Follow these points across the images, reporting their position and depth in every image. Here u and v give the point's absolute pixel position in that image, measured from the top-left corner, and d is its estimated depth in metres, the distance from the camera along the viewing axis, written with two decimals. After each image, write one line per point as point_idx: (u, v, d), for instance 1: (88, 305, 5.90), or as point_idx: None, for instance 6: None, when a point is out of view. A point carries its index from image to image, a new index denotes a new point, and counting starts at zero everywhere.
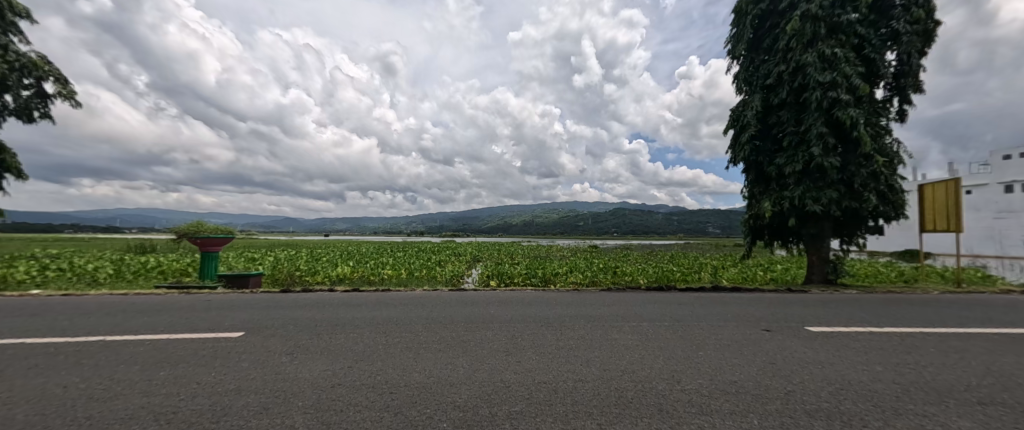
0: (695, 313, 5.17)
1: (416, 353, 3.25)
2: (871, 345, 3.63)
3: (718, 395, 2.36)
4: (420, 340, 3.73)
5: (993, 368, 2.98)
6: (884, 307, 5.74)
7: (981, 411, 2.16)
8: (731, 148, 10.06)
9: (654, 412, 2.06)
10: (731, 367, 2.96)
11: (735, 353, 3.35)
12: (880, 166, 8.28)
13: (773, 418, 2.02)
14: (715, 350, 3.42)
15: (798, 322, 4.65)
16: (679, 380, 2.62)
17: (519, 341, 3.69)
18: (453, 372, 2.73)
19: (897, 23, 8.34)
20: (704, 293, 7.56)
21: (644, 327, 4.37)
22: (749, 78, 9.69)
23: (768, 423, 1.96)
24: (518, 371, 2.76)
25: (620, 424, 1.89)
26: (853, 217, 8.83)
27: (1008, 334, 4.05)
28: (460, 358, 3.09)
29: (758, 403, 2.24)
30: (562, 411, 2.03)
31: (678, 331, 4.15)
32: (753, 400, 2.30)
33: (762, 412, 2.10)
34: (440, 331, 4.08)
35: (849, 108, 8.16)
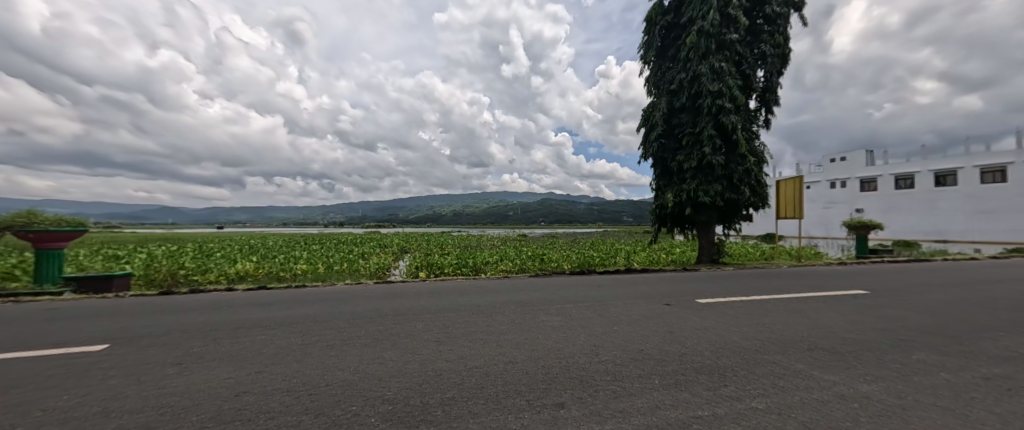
0: (611, 294, 5.73)
1: (338, 351, 3.02)
2: (741, 311, 4.47)
3: (629, 362, 2.68)
4: (344, 336, 3.48)
5: (817, 322, 3.91)
6: (750, 280, 7.06)
7: (810, 355, 2.83)
8: (643, 145, 11.26)
9: (576, 383, 2.25)
10: (640, 338, 3.35)
11: (643, 326, 3.81)
12: (751, 164, 9.97)
13: (671, 377, 2.37)
14: (627, 325, 3.84)
15: (691, 296, 5.46)
16: (598, 353, 2.89)
17: (450, 330, 3.66)
18: (381, 366, 2.62)
19: (764, 45, 10.08)
20: (619, 275, 8.38)
21: (568, 308, 4.69)
22: (658, 82, 10.91)
23: (665, 382, 2.29)
24: (449, 359, 2.76)
25: (549, 397, 2.02)
26: (732, 206, 10.51)
27: (827, 297, 5.33)
28: (389, 351, 2.98)
29: (661, 366, 2.59)
30: (494, 392, 2.10)
31: (597, 310, 4.55)
32: (655, 363, 2.66)
33: (663, 373, 2.45)
34: (363, 326, 3.84)
35: (731, 115, 9.66)
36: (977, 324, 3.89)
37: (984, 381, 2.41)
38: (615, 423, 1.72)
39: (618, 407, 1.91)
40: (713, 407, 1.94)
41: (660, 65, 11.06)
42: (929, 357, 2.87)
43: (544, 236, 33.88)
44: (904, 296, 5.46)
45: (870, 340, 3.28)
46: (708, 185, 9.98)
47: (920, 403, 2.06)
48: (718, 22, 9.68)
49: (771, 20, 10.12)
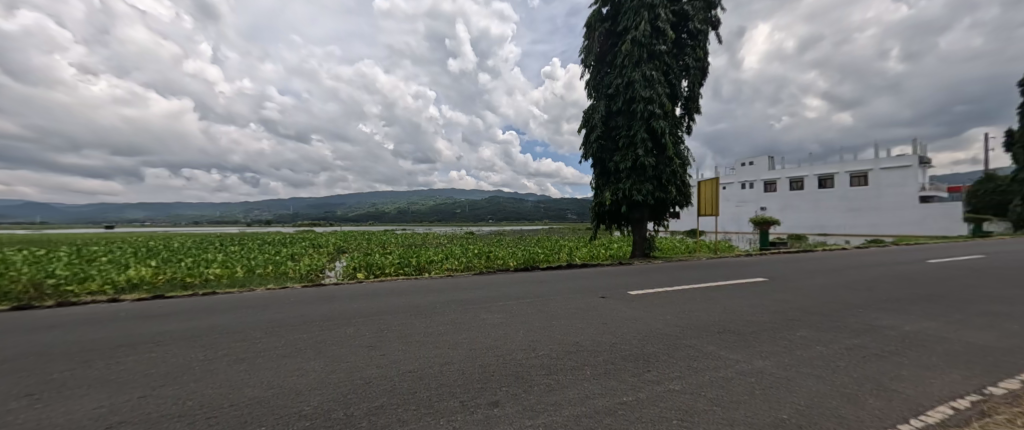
0: (553, 289, 5.94)
1: (250, 364, 2.73)
2: (666, 300, 4.91)
3: (563, 355, 2.80)
4: (260, 347, 3.15)
5: (727, 307, 4.45)
6: (676, 272, 7.79)
7: (719, 338, 3.21)
8: (583, 146, 11.83)
9: (510, 380, 2.29)
10: (576, 330, 3.53)
11: (579, 319, 4.00)
12: (677, 166, 10.95)
13: (600, 367, 2.52)
14: (564, 319, 4.00)
15: (624, 289, 5.86)
16: (534, 348, 2.99)
17: (384, 333, 3.51)
18: (301, 378, 2.42)
19: (687, 58, 11.10)
20: (561, 271, 8.69)
21: (509, 305, 4.77)
22: (597, 86, 11.53)
23: (596, 371, 2.45)
24: (381, 365, 2.64)
25: (482, 397, 2.04)
26: (662, 205, 11.44)
27: (736, 284, 6.08)
28: (312, 361, 2.76)
29: (592, 356, 2.76)
30: (426, 396, 2.05)
31: (537, 305, 4.68)
32: (587, 354, 2.82)
33: (594, 363, 2.60)
34: (285, 335, 3.52)
35: (660, 120, 10.50)
36: (842, 303, 4.74)
37: (846, 350, 2.95)
38: (547, 416, 1.79)
39: (550, 400, 1.99)
40: (637, 392, 2.12)
41: (599, 70, 11.67)
42: (808, 332, 3.42)
43: (492, 233, 33.93)
44: (793, 281, 6.45)
45: (765, 320, 3.83)
46: (641, 185, 10.78)
47: (799, 374, 2.45)
48: (649, 33, 10.45)
49: (694, 35, 11.15)
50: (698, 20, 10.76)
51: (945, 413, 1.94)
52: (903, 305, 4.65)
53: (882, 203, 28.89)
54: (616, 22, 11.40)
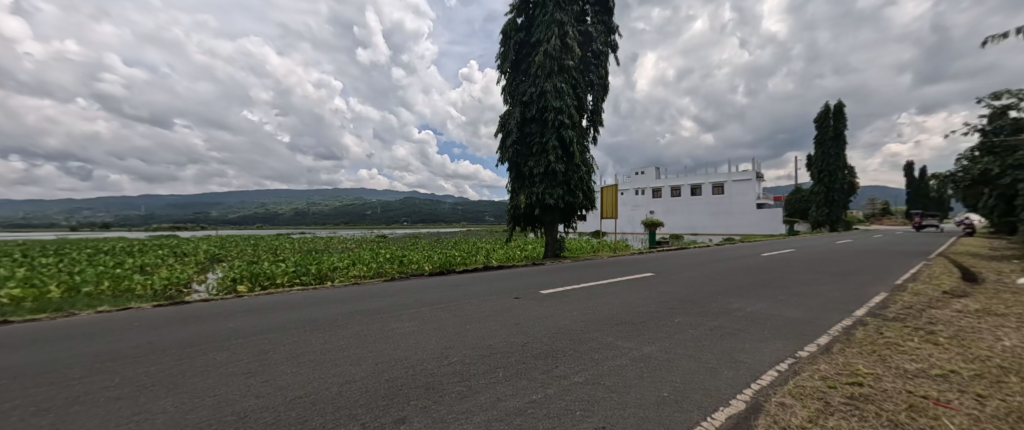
0: (469, 292, 5.93)
1: (64, 415, 2.08)
2: (573, 297, 5.31)
3: (476, 359, 2.81)
4: (84, 390, 2.44)
5: (623, 300, 5.02)
6: (582, 270, 8.48)
7: (616, 329, 3.60)
8: (500, 150, 12.18)
9: (420, 393, 2.20)
10: (491, 332, 3.58)
11: (493, 321, 4.06)
12: (584, 173, 11.94)
13: (512, 368, 2.60)
14: (478, 322, 4.01)
15: (536, 288, 6.15)
16: (447, 355, 2.93)
17: (270, 356, 3.03)
18: (146, 423, 1.94)
19: (592, 75, 12.21)
20: (476, 273, 8.71)
21: (423, 312, 4.59)
22: (513, 93, 12.01)
23: (508, 372, 2.52)
24: (264, 393, 2.28)
25: (388, 415, 1.91)
26: (571, 208, 12.34)
27: (630, 279, 6.89)
28: (161, 401, 2.21)
29: (505, 358, 2.82)
30: (320, 424, 1.84)
31: (452, 310, 4.60)
32: (501, 356, 2.88)
33: (506, 365, 2.67)
34: (126, 370, 2.78)
35: (569, 130, 11.34)
36: (707, 292, 5.75)
37: (711, 331, 3.59)
38: (458, 426, 1.77)
39: (462, 408, 1.97)
40: (545, 389, 2.24)
41: (515, 77, 12.15)
42: (684, 318, 4.06)
43: (400, 236, 31.95)
44: (673, 275, 7.59)
45: (652, 310, 4.42)
46: (553, 189, 11.49)
47: (676, 355, 2.90)
48: (559, 48, 11.20)
49: (597, 55, 12.32)
50: (601, 42, 11.93)
51: (772, 375, 2.51)
52: (748, 291, 5.84)
53: (734, 208, 36.04)
54: (530, 33, 11.97)
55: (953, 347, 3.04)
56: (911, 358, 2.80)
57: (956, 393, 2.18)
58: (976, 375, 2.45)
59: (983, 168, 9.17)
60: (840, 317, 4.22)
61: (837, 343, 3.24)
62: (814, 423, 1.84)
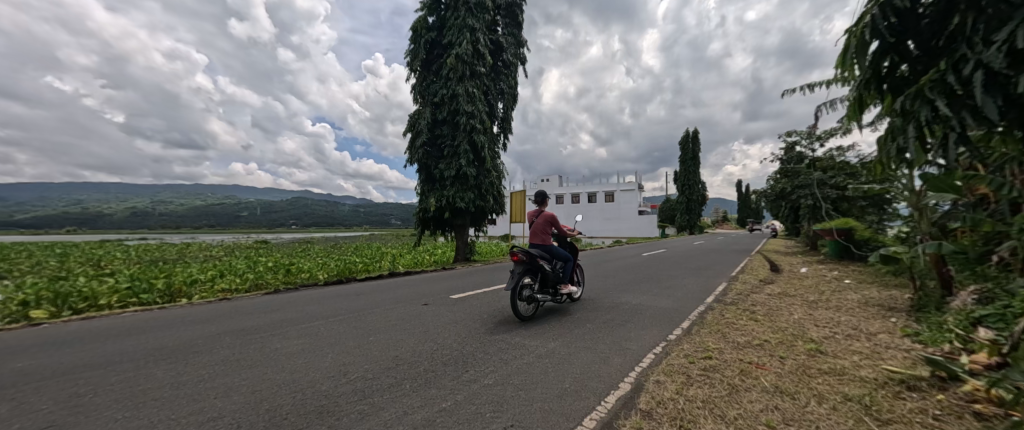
0: (373, 301, 5.50)
1: None
2: (483, 301, 5.37)
3: (377, 374, 2.60)
4: None
5: None
6: (492, 274, 8.64)
7: (523, 329, 3.77)
8: (409, 150, 11.72)
9: (311, 419, 1.94)
10: (396, 343, 3.37)
11: (399, 330, 3.83)
12: (494, 178, 12.16)
13: (421, 378, 2.49)
14: (383, 333, 3.74)
15: (447, 293, 6.03)
16: (344, 373, 2.64)
17: (90, 399, 2.32)
18: None
19: (502, 84, 12.59)
20: (381, 280, 8.13)
21: (316, 326, 4.07)
22: (423, 92, 11.70)
23: (415, 383, 2.41)
24: None
25: None
26: (481, 212, 12.42)
27: None
28: None
29: (412, 368, 2.68)
30: None
31: (351, 323, 4.19)
32: (406, 367, 2.73)
33: (414, 375, 2.55)
34: None
35: (481, 135, 11.45)
36: (601, 289, 6.43)
37: (604, 324, 4.03)
38: None
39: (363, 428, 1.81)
40: (455, 395, 2.21)
41: (425, 77, 11.84)
42: (582, 314, 4.46)
43: (286, 241, 27.80)
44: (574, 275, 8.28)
45: (556, 308, 4.77)
46: (463, 193, 11.44)
47: (576, 348, 3.17)
48: (471, 53, 11.27)
49: (507, 65, 12.78)
50: (511, 53, 12.40)
51: (651, 357, 2.95)
52: (633, 286, 6.74)
53: (622, 214, 41.28)
54: (442, 34, 11.78)
55: (766, 322, 4.03)
56: (742, 333, 3.60)
57: (768, 358, 2.89)
58: (780, 342, 3.29)
59: (782, 187, 12.41)
60: (698, 305, 5.16)
61: (695, 326, 3.98)
62: (680, 394, 2.23)
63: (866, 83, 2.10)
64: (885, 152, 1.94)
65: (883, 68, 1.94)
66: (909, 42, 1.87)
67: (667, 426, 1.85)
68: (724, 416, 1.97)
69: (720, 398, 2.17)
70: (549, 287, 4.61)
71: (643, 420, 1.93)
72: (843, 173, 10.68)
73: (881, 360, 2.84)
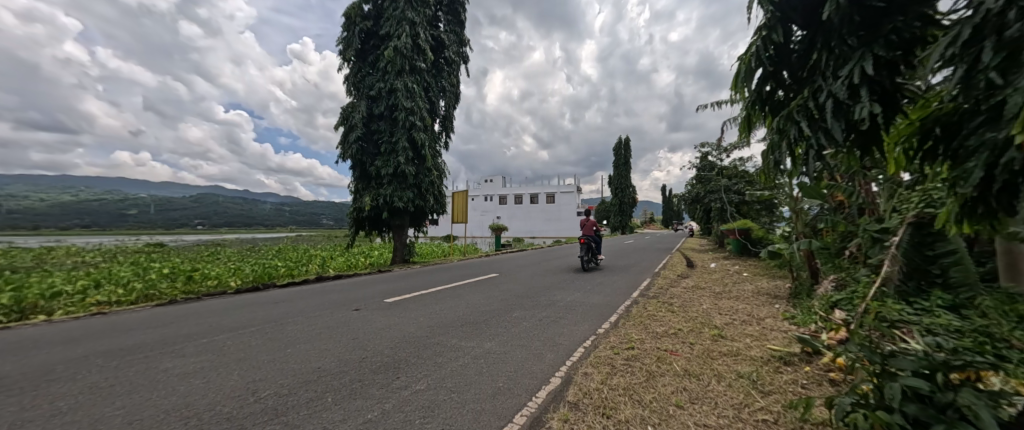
0: (294, 308, 5.03)
1: None
2: (420, 303, 5.21)
3: (293, 389, 2.38)
4: None
5: (469, 302, 5.24)
6: (431, 275, 8.42)
7: (460, 330, 3.75)
8: (341, 145, 10.96)
9: None
10: (319, 354, 3.10)
11: (324, 339, 3.55)
12: (435, 177, 11.81)
13: (346, 389, 2.35)
14: (304, 343, 3.43)
15: (381, 297, 5.74)
16: (253, 391, 2.36)
17: None
18: None
19: (443, 82, 12.31)
20: (307, 286, 7.46)
21: (221, 341, 3.58)
22: (357, 84, 11.03)
23: (338, 396, 2.25)
24: None
25: None
26: (421, 212, 12.01)
27: (476, 281, 7.28)
28: None
29: (335, 379, 2.51)
30: None
31: (267, 334, 3.77)
32: (329, 379, 2.53)
33: (338, 386, 2.39)
34: None
35: (421, 132, 11.06)
36: (539, 287, 6.63)
37: (540, 321, 4.16)
38: None
39: None
40: (382, 405, 2.11)
41: (360, 68, 11.16)
42: (520, 313, 4.56)
43: (190, 243, 24.17)
44: (514, 274, 8.43)
45: (494, 308, 4.82)
46: (402, 192, 10.97)
47: (511, 346, 3.23)
48: (410, 47, 10.85)
49: (449, 63, 12.54)
50: (452, 51, 12.17)
51: (581, 351, 3.11)
52: (568, 284, 7.06)
53: (562, 215, 43.03)
54: (378, 24, 11.18)
55: (681, 313, 4.50)
56: (660, 324, 3.98)
57: (680, 344, 3.24)
58: (690, 330, 3.69)
59: (697, 191, 13.96)
60: (625, 299, 5.58)
61: (621, 319, 4.30)
62: (605, 384, 2.40)
63: (740, 107, 1.97)
64: (768, 163, 1.95)
65: (762, 94, 1.89)
66: (783, 69, 1.82)
67: (591, 416, 2.00)
68: (641, 400, 2.18)
69: (638, 384, 2.39)
70: (593, 255, 9.36)
71: (570, 411, 2.06)
72: (744, 180, 12.37)
73: (767, 341, 3.33)
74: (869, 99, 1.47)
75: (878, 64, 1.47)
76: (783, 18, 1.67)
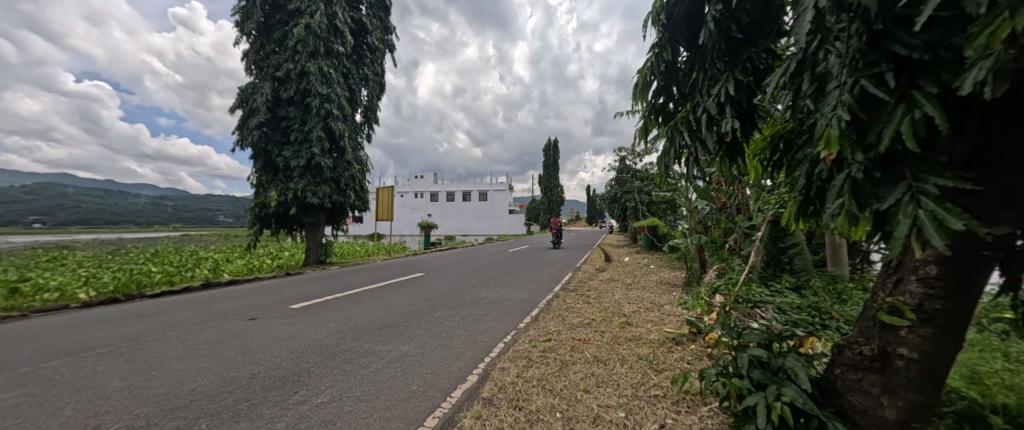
0: (170, 321, 4.26)
1: None
2: (333, 307, 4.81)
3: (155, 419, 2.01)
4: None
5: (388, 304, 5.00)
6: (350, 276, 7.84)
7: (376, 334, 3.56)
8: (239, 130, 9.58)
9: None
10: (196, 373, 2.66)
11: (207, 355, 3.07)
12: (356, 171, 10.93)
13: (228, 411, 2.07)
14: (179, 361, 2.93)
15: (285, 303, 5.17)
16: (94, 427, 1.93)
17: None
18: None
19: (365, 69, 11.46)
20: (190, 294, 6.38)
21: (56, 367, 2.87)
22: (260, 63, 9.73)
23: (218, 421, 1.97)
24: None
25: None
26: (340, 208, 11.08)
27: (399, 281, 6.98)
28: None
29: (215, 402, 2.19)
30: None
31: (127, 354, 3.14)
32: (207, 402, 2.20)
33: (218, 410, 2.09)
34: None
35: (339, 122, 10.15)
36: (464, 285, 6.61)
37: (462, 319, 4.15)
38: None
39: None
40: (274, 424, 1.92)
41: (264, 45, 9.87)
42: (443, 312, 4.49)
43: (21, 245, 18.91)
44: (440, 273, 8.27)
45: (415, 309, 4.67)
46: (316, 186, 9.98)
47: (429, 347, 3.17)
48: (326, 28, 9.91)
49: (372, 50, 11.72)
50: (375, 37, 11.39)
51: (501, 347, 3.19)
52: (494, 281, 7.16)
53: (493, 213, 43.44)
54: None
55: (595, 304, 4.88)
56: (577, 315, 4.25)
57: (592, 333, 3.52)
58: (603, 320, 4.01)
59: (615, 192, 15.23)
60: (546, 294, 5.85)
61: (542, 312, 4.50)
62: (519, 377, 2.50)
63: (639, 117, 2.19)
64: (661, 167, 2.21)
65: (656, 105, 2.12)
66: (672, 85, 2.05)
67: (504, 409, 2.07)
68: (552, 389, 2.32)
69: (550, 374, 2.53)
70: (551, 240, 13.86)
71: (484, 407, 2.10)
72: (653, 182, 13.85)
73: (664, 324, 3.79)
74: (732, 115, 1.73)
75: (739, 87, 1.73)
76: (671, 39, 1.89)
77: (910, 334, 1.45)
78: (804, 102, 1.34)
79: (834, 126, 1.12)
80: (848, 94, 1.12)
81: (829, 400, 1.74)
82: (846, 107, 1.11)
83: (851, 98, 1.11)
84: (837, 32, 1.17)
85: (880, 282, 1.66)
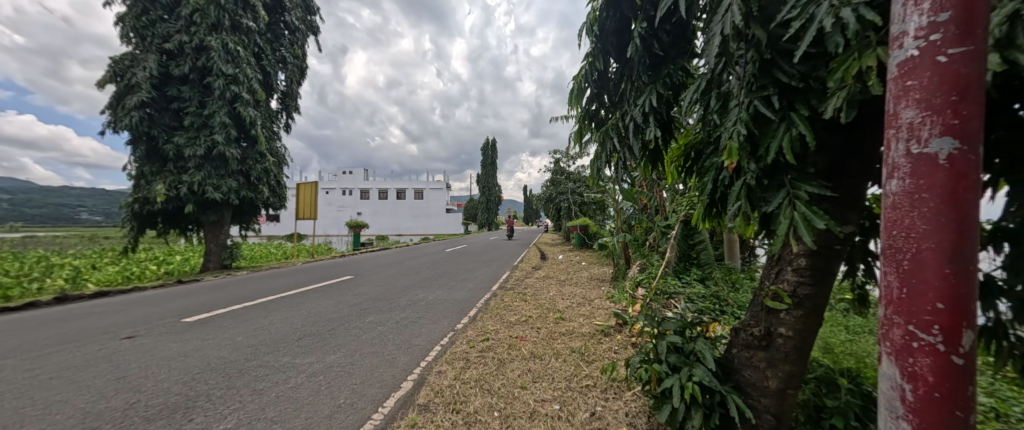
0: (4, 347, 3.35)
1: None
2: (240, 318, 4.22)
3: None
4: None
5: (309, 311, 4.54)
6: (262, 282, 6.95)
7: (294, 345, 3.22)
8: (110, 110, 7.89)
9: None
10: (44, 410, 2.13)
11: (62, 386, 2.48)
12: (270, 164, 9.70)
13: None
14: (18, 397, 2.32)
15: (177, 316, 4.40)
16: None
17: None
18: None
19: (283, 51, 10.24)
20: (35, 311, 5.08)
21: None
22: (141, 31, 8.13)
23: None
24: None
25: None
26: (251, 205, 9.78)
27: (322, 286, 6.39)
28: None
29: None
30: None
31: None
32: None
33: None
34: None
35: (249, 107, 8.92)
36: (397, 288, 6.29)
37: (395, 324, 3.95)
38: None
39: None
40: None
41: (147, 10, 8.25)
42: (374, 317, 4.22)
43: None
44: (370, 276, 7.75)
45: (341, 315, 4.31)
46: (219, 180, 8.66)
47: (357, 356, 2.95)
48: None
49: (291, 30, 10.51)
50: (295, 16, 10.23)
51: (436, 350, 3.10)
52: (430, 282, 6.93)
53: (429, 212, 42.18)
54: None
55: (532, 301, 5.01)
56: (515, 313, 4.32)
57: (529, 330, 3.61)
58: (538, 317, 4.14)
59: (550, 193, 15.82)
60: (484, 294, 5.84)
61: (480, 312, 4.49)
62: (456, 379, 2.46)
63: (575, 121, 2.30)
64: (594, 170, 2.35)
65: (590, 111, 2.25)
66: (603, 93, 2.20)
67: (442, 414, 2.02)
68: (490, 389, 2.33)
69: (488, 374, 2.54)
70: None
71: (419, 414, 2.03)
72: (584, 184, 14.68)
73: (594, 318, 4.04)
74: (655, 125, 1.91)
75: (661, 100, 1.92)
76: (603, 49, 2.02)
77: (787, 315, 1.74)
78: (712, 116, 1.54)
79: (734, 139, 1.31)
80: (745, 112, 1.31)
81: (728, 376, 2.02)
82: (743, 123, 1.31)
83: (747, 116, 1.30)
84: (737, 58, 1.36)
85: (766, 273, 1.96)
